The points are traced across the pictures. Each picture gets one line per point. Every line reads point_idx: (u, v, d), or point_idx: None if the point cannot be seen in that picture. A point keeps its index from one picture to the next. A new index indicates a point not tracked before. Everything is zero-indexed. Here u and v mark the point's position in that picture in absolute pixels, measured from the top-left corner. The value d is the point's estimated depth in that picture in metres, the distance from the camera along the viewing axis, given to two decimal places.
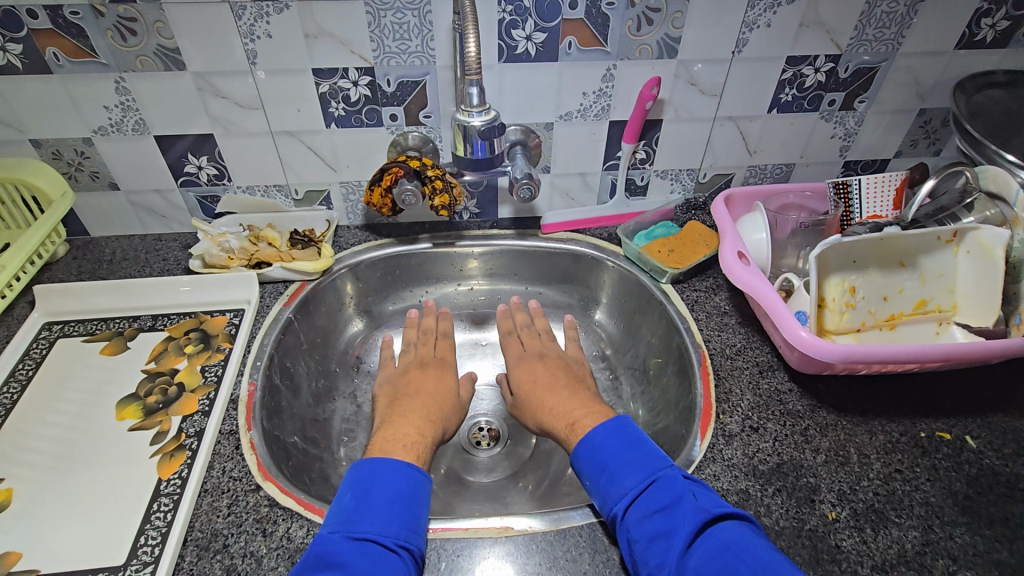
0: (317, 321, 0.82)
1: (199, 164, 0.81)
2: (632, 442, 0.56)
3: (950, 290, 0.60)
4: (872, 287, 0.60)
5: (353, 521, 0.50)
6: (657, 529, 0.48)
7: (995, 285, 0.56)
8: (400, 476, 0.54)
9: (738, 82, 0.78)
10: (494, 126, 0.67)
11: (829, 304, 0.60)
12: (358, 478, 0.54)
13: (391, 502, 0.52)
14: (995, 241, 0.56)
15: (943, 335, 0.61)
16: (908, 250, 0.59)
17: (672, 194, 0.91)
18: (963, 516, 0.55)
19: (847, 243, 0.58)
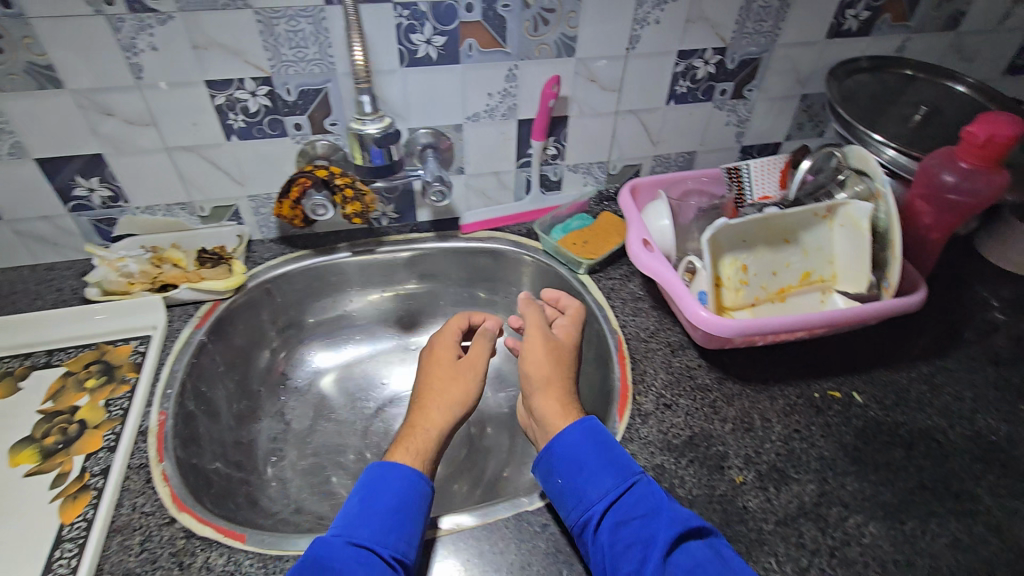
0: (234, 341, 0.79)
1: (89, 186, 0.77)
2: (604, 448, 0.55)
3: (829, 261, 0.67)
4: (761, 264, 0.66)
5: (353, 531, 0.49)
6: (634, 536, 0.48)
7: (863, 253, 0.63)
8: (410, 486, 0.53)
9: (636, 77, 0.81)
10: (390, 133, 0.69)
11: (727, 283, 0.65)
12: (373, 483, 0.53)
13: (394, 512, 0.51)
14: (861, 215, 0.62)
15: (827, 302, 0.67)
16: (790, 228, 0.66)
17: (586, 187, 0.94)
18: (852, 466, 0.60)
19: (735, 225, 0.63)
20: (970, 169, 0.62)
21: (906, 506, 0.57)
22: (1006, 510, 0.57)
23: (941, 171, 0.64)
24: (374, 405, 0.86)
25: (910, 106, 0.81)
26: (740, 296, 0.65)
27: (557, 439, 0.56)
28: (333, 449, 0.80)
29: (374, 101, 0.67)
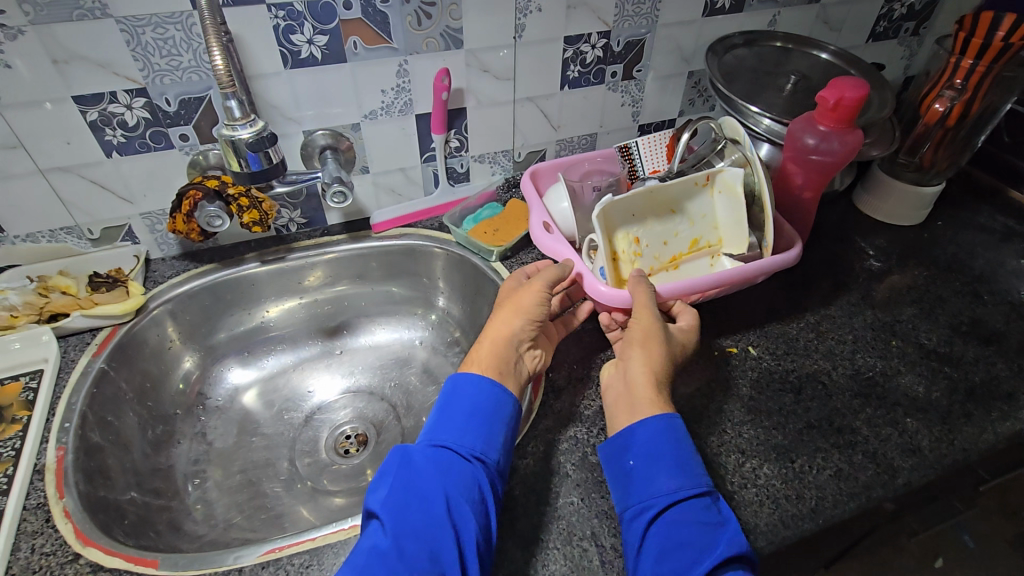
0: (141, 365, 0.76)
1: None
2: (683, 446, 0.52)
3: (713, 226, 0.72)
4: (652, 235, 0.70)
5: (440, 435, 0.53)
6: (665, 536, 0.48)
7: (741, 216, 0.68)
8: (485, 393, 0.56)
9: (527, 65, 0.83)
10: (264, 137, 0.64)
11: (623, 256, 0.68)
12: (455, 393, 0.56)
13: (470, 415, 0.54)
14: (734, 180, 0.67)
15: (717, 265, 0.72)
16: (675, 198, 0.70)
17: (495, 176, 0.95)
18: (748, 414, 0.65)
19: (622, 200, 0.66)
20: (828, 131, 0.68)
21: (796, 445, 0.62)
22: (880, 437, 0.63)
23: (804, 134, 0.70)
24: (300, 414, 0.85)
25: (783, 76, 0.87)
26: (636, 268, 0.69)
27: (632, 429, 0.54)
28: (260, 463, 0.79)
29: (244, 105, 0.63)
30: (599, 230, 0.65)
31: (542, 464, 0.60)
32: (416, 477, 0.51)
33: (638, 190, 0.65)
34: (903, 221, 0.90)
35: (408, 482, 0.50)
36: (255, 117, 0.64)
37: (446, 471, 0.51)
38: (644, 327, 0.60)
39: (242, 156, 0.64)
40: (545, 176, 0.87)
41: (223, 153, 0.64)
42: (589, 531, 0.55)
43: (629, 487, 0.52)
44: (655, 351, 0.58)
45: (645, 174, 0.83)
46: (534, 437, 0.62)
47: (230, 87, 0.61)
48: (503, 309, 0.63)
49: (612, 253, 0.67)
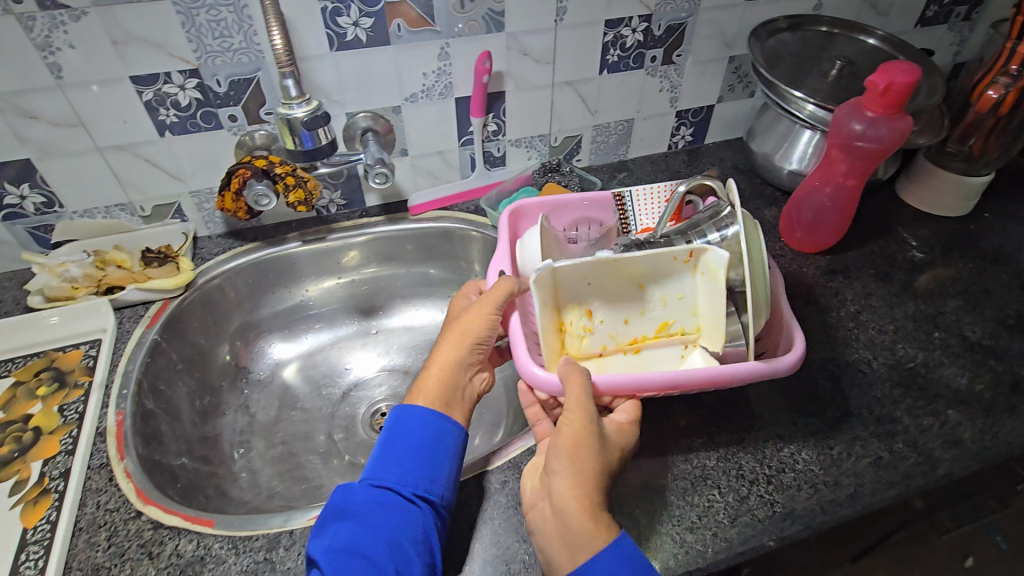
0: (190, 338, 0.79)
1: (21, 193, 0.75)
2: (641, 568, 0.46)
3: (692, 312, 0.62)
4: (608, 312, 0.63)
5: (385, 476, 0.54)
6: None
7: (718, 307, 0.57)
8: (426, 425, 0.57)
9: (567, 49, 0.83)
10: (318, 116, 0.67)
11: (570, 329, 0.63)
12: (398, 430, 0.57)
13: (415, 451, 0.56)
14: (718, 264, 0.56)
15: (690, 357, 0.63)
16: (640, 273, 0.61)
17: (531, 160, 0.96)
18: (786, 401, 0.65)
19: (577, 266, 0.59)
20: (876, 117, 0.67)
21: (834, 432, 0.62)
22: (921, 427, 0.62)
23: (850, 121, 0.69)
24: (338, 390, 0.88)
25: (828, 61, 0.85)
26: (586, 343, 0.63)
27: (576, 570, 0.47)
28: (301, 436, 0.82)
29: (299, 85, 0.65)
30: (537, 306, 0.59)
31: None
32: (360, 522, 0.51)
33: (589, 260, 0.58)
34: (943, 212, 0.88)
35: (351, 529, 0.51)
36: (309, 97, 0.66)
37: (388, 514, 0.52)
38: (571, 438, 0.51)
39: (296, 135, 0.67)
40: (526, 218, 0.78)
41: (279, 131, 0.67)
42: (626, 508, 0.56)
43: None
44: (586, 467, 0.50)
45: (636, 231, 0.78)
46: None
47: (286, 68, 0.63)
48: (448, 335, 0.62)
49: (557, 326, 0.62)
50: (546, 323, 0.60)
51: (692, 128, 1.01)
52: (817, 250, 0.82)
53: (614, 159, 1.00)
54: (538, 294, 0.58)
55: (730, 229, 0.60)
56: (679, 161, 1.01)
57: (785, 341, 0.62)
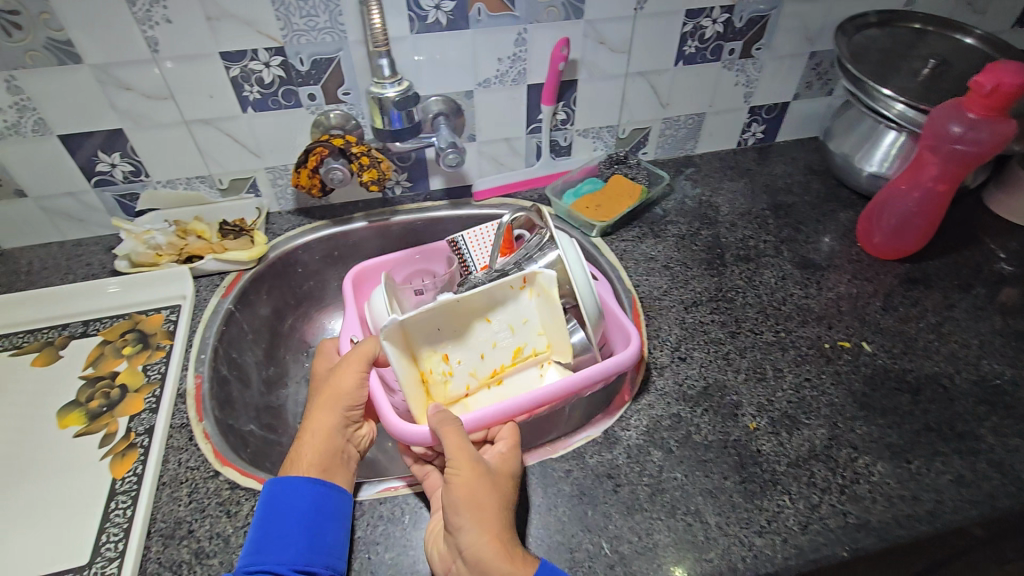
0: (259, 310, 0.82)
1: (112, 161, 0.78)
2: None
3: (539, 332, 0.71)
4: (461, 352, 0.69)
5: (268, 557, 0.50)
6: None
7: (559, 319, 0.67)
8: (305, 499, 0.54)
9: (643, 38, 0.81)
10: (408, 97, 0.70)
11: (432, 377, 0.67)
12: (274, 509, 0.53)
13: (297, 523, 0.52)
14: (549, 282, 0.66)
15: (547, 373, 0.71)
16: (470, 309, 0.68)
17: (597, 151, 0.95)
18: (861, 411, 0.63)
19: (421, 316, 0.65)
20: (977, 119, 0.64)
21: (913, 446, 0.60)
22: (1008, 448, 0.59)
23: (948, 123, 0.66)
24: None
25: (918, 60, 0.81)
26: (449, 387, 0.68)
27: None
28: None
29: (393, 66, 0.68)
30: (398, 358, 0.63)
31: (646, 438, 0.61)
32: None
33: (431, 304, 0.64)
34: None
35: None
36: (401, 78, 0.69)
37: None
38: (463, 475, 0.52)
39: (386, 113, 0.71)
40: (367, 279, 0.83)
41: (370, 108, 0.71)
42: (692, 506, 0.55)
43: None
44: (488, 499, 0.51)
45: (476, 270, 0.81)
46: (637, 411, 0.63)
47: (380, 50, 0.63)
48: (320, 403, 0.61)
49: (419, 378, 0.66)
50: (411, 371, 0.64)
51: (764, 124, 0.98)
52: (896, 257, 0.79)
53: (681, 153, 0.98)
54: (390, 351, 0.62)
55: (549, 256, 0.70)
56: (748, 159, 0.98)
57: (623, 338, 0.70)
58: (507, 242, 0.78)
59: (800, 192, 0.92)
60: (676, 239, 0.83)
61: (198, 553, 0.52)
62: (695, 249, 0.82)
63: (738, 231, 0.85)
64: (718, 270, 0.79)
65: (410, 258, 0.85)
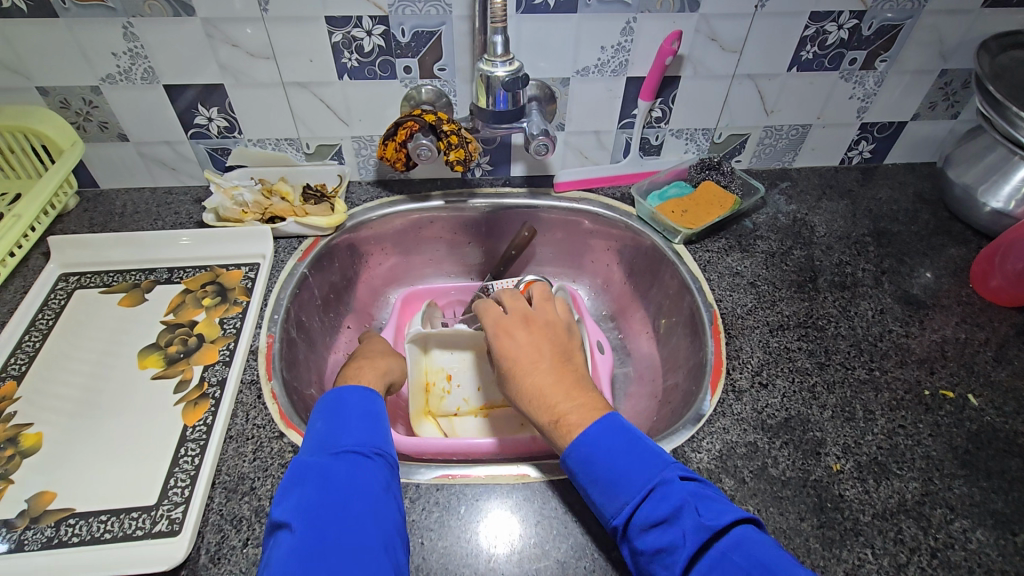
0: (330, 276, 0.82)
1: (209, 115, 0.80)
2: (626, 445, 0.49)
3: None
4: (465, 377, 0.80)
5: (339, 438, 0.52)
6: (658, 544, 0.44)
7: None
8: (370, 400, 0.56)
9: (759, 39, 0.76)
10: (518, 78, 0.63)
11: (432, 391, 0.79)
12: (340, 404, 0.55)
13: (362, 418, 0.54)
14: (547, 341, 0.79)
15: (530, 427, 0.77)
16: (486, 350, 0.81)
17: (687, 154, 0.90)
18: (962, 469, 0.57)
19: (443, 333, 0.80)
20: None
21: (1020, 517, 0.54)
22: None
23: None
24: None
25: None
26: (444, 403, 0.79)
27: (572, 456, 0.50)
28: None
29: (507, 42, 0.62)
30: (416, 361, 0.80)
31: (718, 463, 0.57)
32: (328, 481, 0.47)
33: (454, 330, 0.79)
34: None
35: (319, 486, 0.47)
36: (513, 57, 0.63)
37: (352, 467, 0.49)
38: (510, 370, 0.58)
39: (492, 94, 0.65)
40: (413, 302, 0.93)
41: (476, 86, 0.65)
42: None
43: (604, 513, 0.48)
44: (535, 378, 0.56)
45: None
46: (711, 434, 0.59)
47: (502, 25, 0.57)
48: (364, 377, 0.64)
49: (423, 383, 0.79)
50: (419, 376, 0.79)
51: (874, 143, 0.91)
52: (1014, 304, 0.72)
53: (777, 166, 0.93)
54: (410, 347, 0.80)
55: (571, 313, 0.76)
56: (851, 178, 0.91)
57: None
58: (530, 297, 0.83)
59: (906, 220, 0.85)
60: (765, 255, 0.78)
61: (258, 511, 0.53)
62: (785, 269, 0.77)
63: (834, 254, 0.79)
64: (808, 294, 0.73)
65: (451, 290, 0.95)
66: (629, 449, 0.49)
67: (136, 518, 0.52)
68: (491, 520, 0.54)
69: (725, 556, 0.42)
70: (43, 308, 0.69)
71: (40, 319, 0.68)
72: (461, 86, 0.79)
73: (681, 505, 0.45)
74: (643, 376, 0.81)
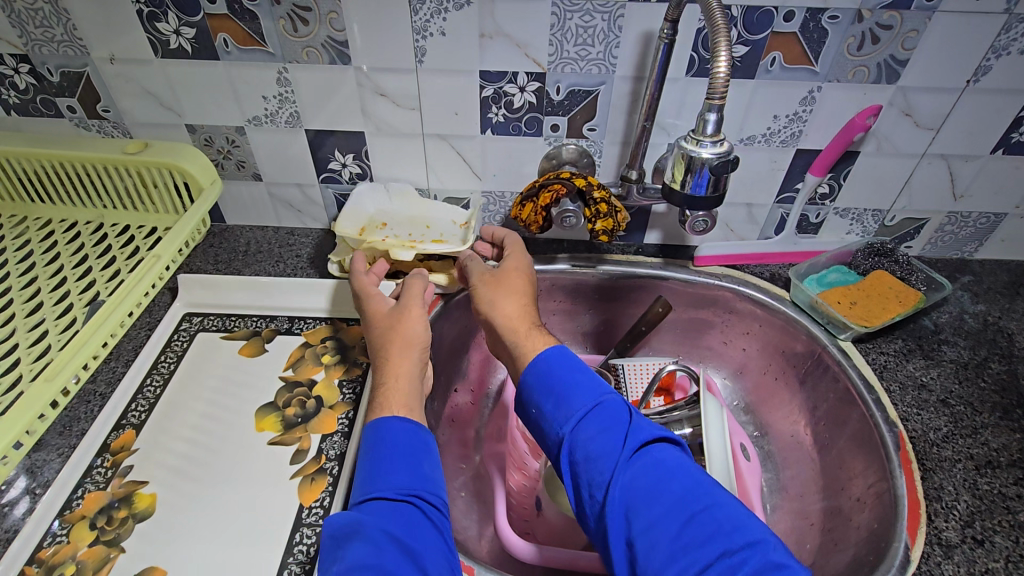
0: (447, 336, 0.77)
1: (344, 161, 0.78)
2: (575, 365, 0.54)
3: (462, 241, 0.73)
4: (397, 227, 0.74)
5: (376, 486, 0.48)
6: (599, 447, 0.48)
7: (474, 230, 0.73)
8: (410, 435, 0.51)
9: (964, 116, 0.66)
10: (729, 162, 0.53)
11: (363, 230, 0.73)
12: (380, 443, 0.51)
13: (395, 453, 0.50)
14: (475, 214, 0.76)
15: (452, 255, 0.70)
16: (423, 214, 0.77)
17: (849, 236, 0.80)
18: None
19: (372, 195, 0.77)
20: None
21: None
22: None
23: None
24: None
25: None
26: (369, 237, 0.72)
27: (530, 367, 0.55)
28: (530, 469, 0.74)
29: (721, 121, 0.52)
30: (359, 205, 0.76)
31: None
32: (365, 535, 0.43)
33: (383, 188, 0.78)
34: None
35: (360, 542, 0.43)
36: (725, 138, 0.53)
37: (387, 519, 0.45)
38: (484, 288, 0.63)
39: (690, 174, 0.54)
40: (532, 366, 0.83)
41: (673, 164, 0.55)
42: None
43: (551, 423, 0.52)
44: (510, 297, 0.61)
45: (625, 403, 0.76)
46: None
47: (716, 98, 0.50)
48: (391, 346, 0.58)
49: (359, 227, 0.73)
50: (357, 217, 0.75)
51: None
52: None
53: (954, 256, 0.81)
54: (364, 192, 0.77)
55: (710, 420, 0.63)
56: None
57: None
58: (667, 385, 0.74)
59: None
60: (955, 366, 0.67)
61: None
62: (983, 387, 0.64)
63: None
64: (1018, 423, 0.61)
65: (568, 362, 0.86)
66: (580, 370, 0.53)
67: None
68: None
69: (659, 466, 0.46)
70: (165, 350, 0.67)
71: (162, 363, 0.66)
72: (609, 148, 0.73)
73: (624, 418, 0.49)
74: (791, 489, 0.70)
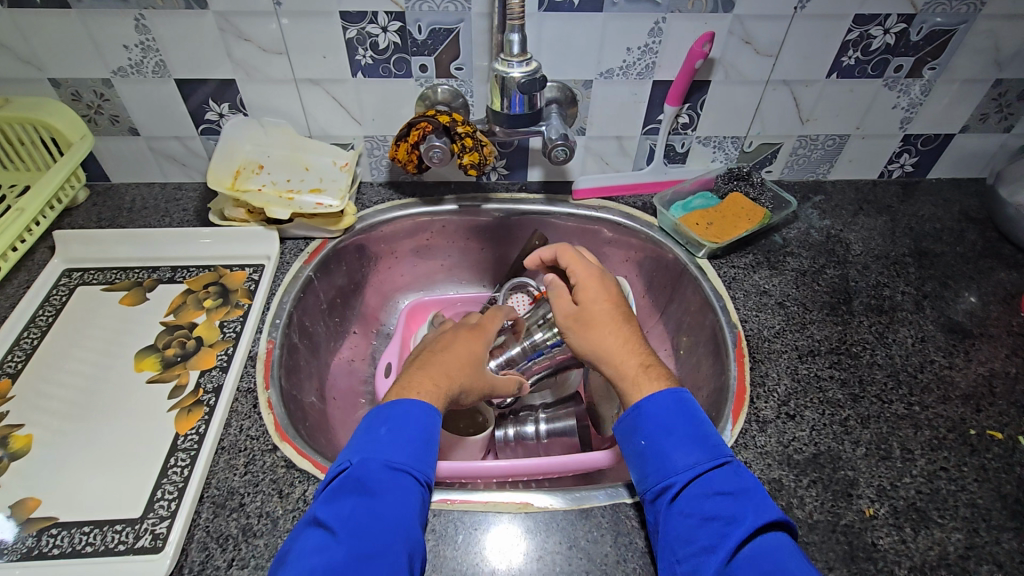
0: (338, 279, 0.79)
1: (220, 111, 0.78)
2: (703, 424, 0.52)
3: (340, 192, 0.75)
4: (276, 170, 0.76)
5: (381, 453, 0.49)
6: (718, 511, 0.46)
7: (349, 188, 0.76)
8: (430, 420, 0.52)
9: (798, 42, 0.71)
10: (535, 80, 0.62)
11: (240, 173, 0.76)
12: (400, 415, 0.52)
13: (422, 437, 0.51)
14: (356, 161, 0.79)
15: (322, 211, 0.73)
16: (302, 155, 0.79)
17: (714, 163, 0.86)
18: (1012, 521, 0.52)
19: (248, 129, 0.78)
20: None
21: None
22: None
23: None
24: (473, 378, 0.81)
25: None
26: (248, 182, 0.75)
27: (647, 401, 0.54)
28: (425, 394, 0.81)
29: (524, 42, 0.61)
30: (232, 144, 0.77)
31: None
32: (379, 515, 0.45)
33: (259, 123, 0.79)
34: None
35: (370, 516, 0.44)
36: (531, 57, 0.62)
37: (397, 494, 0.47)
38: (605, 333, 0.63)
39: (506, 97, 0.64)
40: (420, 312, 0.91)
41: (491, 89, 0.63)
42: None
43: (663, 465, 0.50)
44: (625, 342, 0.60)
45: None
46: None
47: (516, 20, 0.59)
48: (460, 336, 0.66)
49: (235, 167, 0.76)
50: (232, 156, 0.76)
51: (917, 157, 0.85)
52: None
53: (810, 177, 0.88)
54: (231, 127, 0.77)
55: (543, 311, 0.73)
56: (890, 194, 0.86)
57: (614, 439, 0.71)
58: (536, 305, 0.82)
59: (951, 240, 0.79)
60: (796, 273, 0.74)
61: (245, 529, 0.50)
62: (817, 289, 0.72)
63: (871, 275, 0.74)
64: (841, 317, 0.68)
65: (455, 303, 0.92)
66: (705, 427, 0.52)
67: (120, 532, 0.50)
68: (488, 553, 0.51)
69: (781, 547, 0.43)
70: (44, 304, 0.68)
71: (40, 316, 0.67)
72: (478, 87, 0.76)
73: (749, 487, 0.48)
74: None
